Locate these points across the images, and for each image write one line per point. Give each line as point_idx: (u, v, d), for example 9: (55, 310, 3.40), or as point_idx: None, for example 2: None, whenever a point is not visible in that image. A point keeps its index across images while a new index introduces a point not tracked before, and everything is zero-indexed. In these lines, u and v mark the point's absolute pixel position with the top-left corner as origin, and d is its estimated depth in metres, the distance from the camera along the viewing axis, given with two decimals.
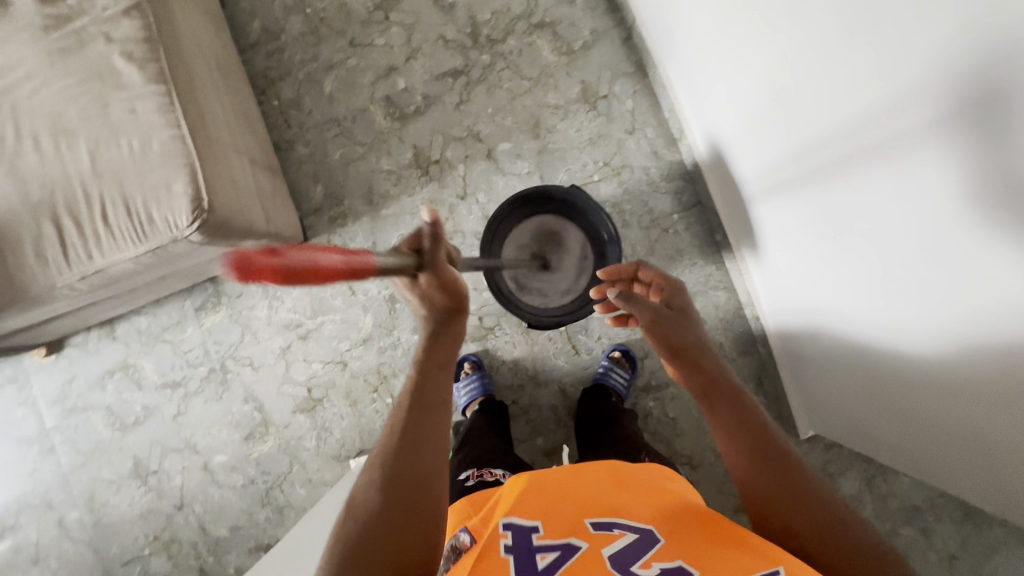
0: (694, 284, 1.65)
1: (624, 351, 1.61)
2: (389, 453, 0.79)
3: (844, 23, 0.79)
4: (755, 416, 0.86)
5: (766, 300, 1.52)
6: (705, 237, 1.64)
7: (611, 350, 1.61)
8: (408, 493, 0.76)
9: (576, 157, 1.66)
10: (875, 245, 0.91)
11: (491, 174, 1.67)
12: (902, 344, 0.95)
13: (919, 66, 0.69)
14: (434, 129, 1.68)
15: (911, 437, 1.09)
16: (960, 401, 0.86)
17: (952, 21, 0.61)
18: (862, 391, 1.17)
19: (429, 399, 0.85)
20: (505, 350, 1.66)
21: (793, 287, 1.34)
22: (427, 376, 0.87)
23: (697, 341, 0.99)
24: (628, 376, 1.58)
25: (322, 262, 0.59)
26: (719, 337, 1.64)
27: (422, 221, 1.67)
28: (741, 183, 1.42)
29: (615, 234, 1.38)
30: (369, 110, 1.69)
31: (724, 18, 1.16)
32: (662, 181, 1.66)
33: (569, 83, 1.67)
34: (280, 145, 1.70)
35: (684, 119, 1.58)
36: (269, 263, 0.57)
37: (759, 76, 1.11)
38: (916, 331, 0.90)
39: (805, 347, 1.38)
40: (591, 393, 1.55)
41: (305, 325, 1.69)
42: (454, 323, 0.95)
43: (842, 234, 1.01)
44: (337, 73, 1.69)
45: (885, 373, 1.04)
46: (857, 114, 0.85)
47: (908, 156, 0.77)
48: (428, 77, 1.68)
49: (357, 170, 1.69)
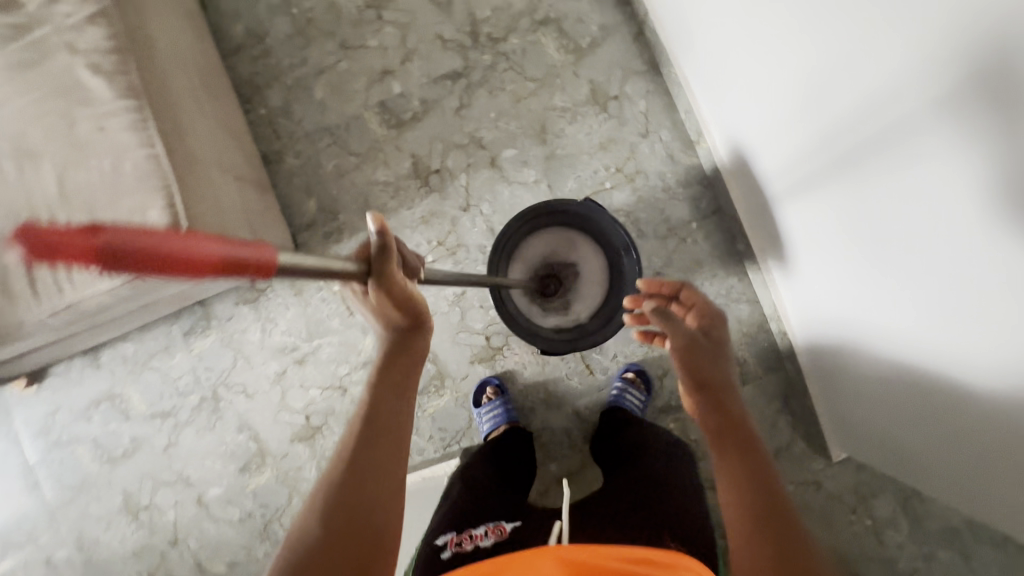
0: (715, 296, 1.54)
1: (639, 371, 1.51)
2: (338, 476, 0.82)
3: (874, 21, 0.73)
4: (769, 476, 0.84)
5: (795, 314, 1.42)
6: (726, 246, 1.53)
7: (625, 370, 1.52)
8: (353, 519, 0.78)
9: (586, 162, 1.55)
10: (911, 260, 0.84)
11: (496, 184, 1.56)
12: (943, 361, 0.87)
13: (959, 57, 0.63)
14: (432, 137, 1.57)
15: (952, 467, 1.00)
16: (1008, 436, 0.78)
17: (1003, 10, 0.55)
18: (901, 419, 1.07)
19: (384, 423, 0.88)
20: (516, 371, 1.56)
21: (819, 302, 1.25)
22: (380, 401, 0.90)
23: (728, 387, 0.99)
24: (644, 397, 1.48)
25: (166, 242, 0.41)
26: (743, 352, 1.54)
27: (422, 235, 1.56)
28: (764, 191, 1.33)
29: (636, 252, 1.30)
30: (362, 116, 1.57)
31: (743, 18, 1.09)
32: (679, 186, 1.55)
33: (577, 83, 1.55)
34: (268, 157, 1.59)
35: (702, 121, 1.48)
36: (80, 240, 0.37)
37: (780, 76, 1.04)
38: (957, 345, 0.82)
39: (839, 370, 1.27)
40: (607, 419, 1.44)
41: (301, 348, 1.59)
42: (415, 340, 0.99)
43: (870, 243, 0.94)
44: (328, 78, 1.58)
45: (923, 394, 0.96)
46: (890, 117, 0.78)
47: (942, 150, 0.71)
48: (425, 80, 1.57)
49: (352, 182, 1.58)
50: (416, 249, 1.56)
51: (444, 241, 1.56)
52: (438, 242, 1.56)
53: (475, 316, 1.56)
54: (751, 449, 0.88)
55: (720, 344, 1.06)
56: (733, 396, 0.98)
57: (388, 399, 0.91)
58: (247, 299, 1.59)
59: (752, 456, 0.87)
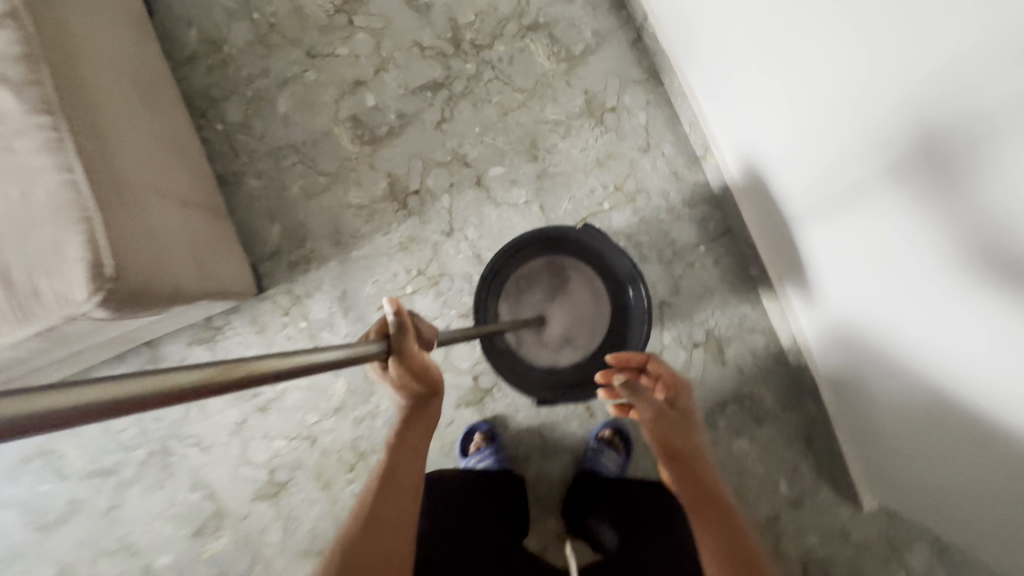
0: (727, 326, 1.39)
1: (616, 428, 1.36)
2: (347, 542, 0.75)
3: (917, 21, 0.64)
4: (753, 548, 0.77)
5: (818, 348, 1.27)
6: (738, 271, 1.39)
7: (601, 428, 1.36)
8: None
9: (581, 181, 1.40)
10: (963, 291, 0.74)
11: (482, 206, 1.40)
12: (976, 390, 0.78)
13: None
14: (410, 154, 1.41)
15: (1007, 528, 0.88)
16: None
17: None
18: (943, 467, 0.95)
19: (402, 483, 0.82)
20: (507, 415, 1.39)
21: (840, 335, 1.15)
22: (397, 460, 0.85)
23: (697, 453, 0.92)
24: (622, 460, 1.33)
25: None
26: (759, 388, 1.39)
27: (400, 263, 1.40)
28: (773, 221, 1.24)
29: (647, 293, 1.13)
30: (332, 132, 1.41)
31: (753, 27, 1.00)
32: (684, 206, 1.40)
33: (570, 94, 1.41)
34: (225, 178, 1.41)
35: (710, 135, 1.34)
36: None
37: (796, 91, 0.95)
38: (983, 369, 0.75)
39: (868, 412, 1.15)
40: (586, 486, 1.28)
41: (264, 394, 1.40)
42: (432, 408, 0.94)
43: (885, 262, 0.89)
44: (293, 90, 1.41)
45: (972, 442, 0.84)
46: (934, 132, 0.69)
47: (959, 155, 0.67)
48: (402, 91, 1.41)
49: (320, 205, 1.41)
50: (394, 279, 1.40)
51: (425, 270, 1.39)
52: (418, 271, 1.39)
53: (460, 354, 1.39)
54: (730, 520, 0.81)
55: (685, 413, 1.00)
56: (701, 466, 0.90)
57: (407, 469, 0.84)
58: (202, 338, 1.41)
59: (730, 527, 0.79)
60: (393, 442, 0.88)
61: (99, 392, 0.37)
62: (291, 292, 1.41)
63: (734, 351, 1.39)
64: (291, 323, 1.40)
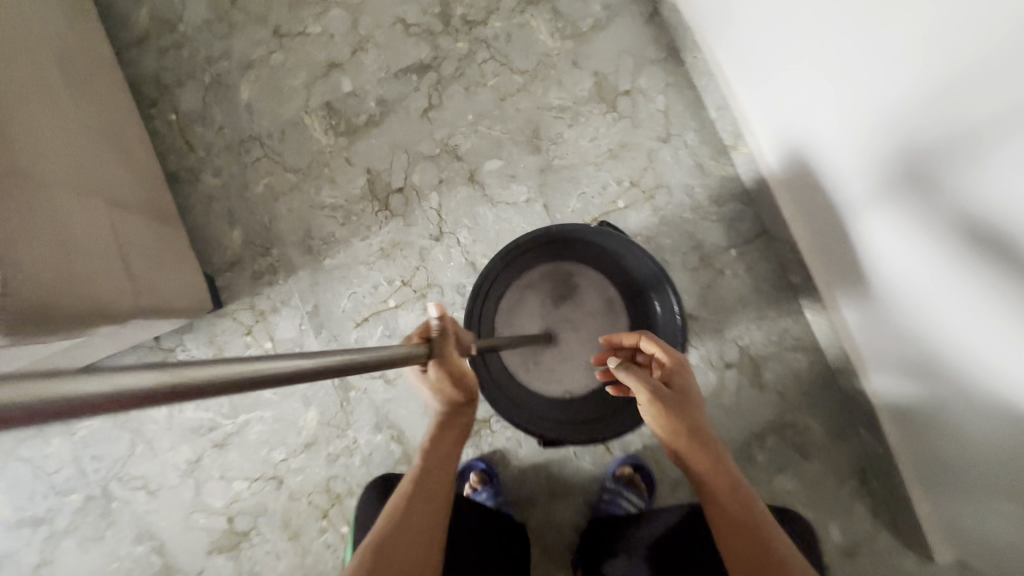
0: (763, 343, 1.19)
1: (637, 466, 1.15)
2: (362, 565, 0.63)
3: None
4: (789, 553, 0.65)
5: (876, 369, 1.05)
6: (775, 279, 1.19)
7: (619, 465, 1.15)
8: None
9: (591, 176, 1.21)
10: None
11: (476, 205, 1.20)
12: None
13: None
14: (393, 146, 1.21)
15: None
16: None
17: None
18: None
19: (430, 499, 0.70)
20: (507, 450, 1.18)
21: (896, 351, 0.96)
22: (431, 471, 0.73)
23: (707, 447, 0.75)
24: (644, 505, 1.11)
25: None
26: (803, 417, 1.18)
27: (381, 272, 1.20)
28: (815, 214, 1.05)
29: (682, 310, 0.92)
30: (302, 121, 1.22)
31: None
32: (712, 204, 1.21)
33: (577, 75, 1.22)
34: (179, 176, 1.22)
35: (741, 119, 1.14)
36: None
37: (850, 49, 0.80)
38: None
39: (941, 437, 0.93)
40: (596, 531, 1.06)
41: (221, 427, 1.20)
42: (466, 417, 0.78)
43: (970, 247, 0.71)
44: (257, 74, 1.22)
45: None
46: None
47: (959, 160, 0.70)
48: (383, 74, 1.22)
49: (288, 206, 1.21)
50: (373, 291, 1.20)
51: (410, 281, 1.20)
52: (401, 282, 1.20)
53: None
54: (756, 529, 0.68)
55: (686, 394, 0.79)
56: (712, 465, 0.74)
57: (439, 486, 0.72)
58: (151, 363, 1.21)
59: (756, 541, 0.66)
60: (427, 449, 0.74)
61: (139, 380, 0.32)
62: (254, 308, 1.21)
63: (773, 373, 1.18)
64: (254, 343, 1.20)
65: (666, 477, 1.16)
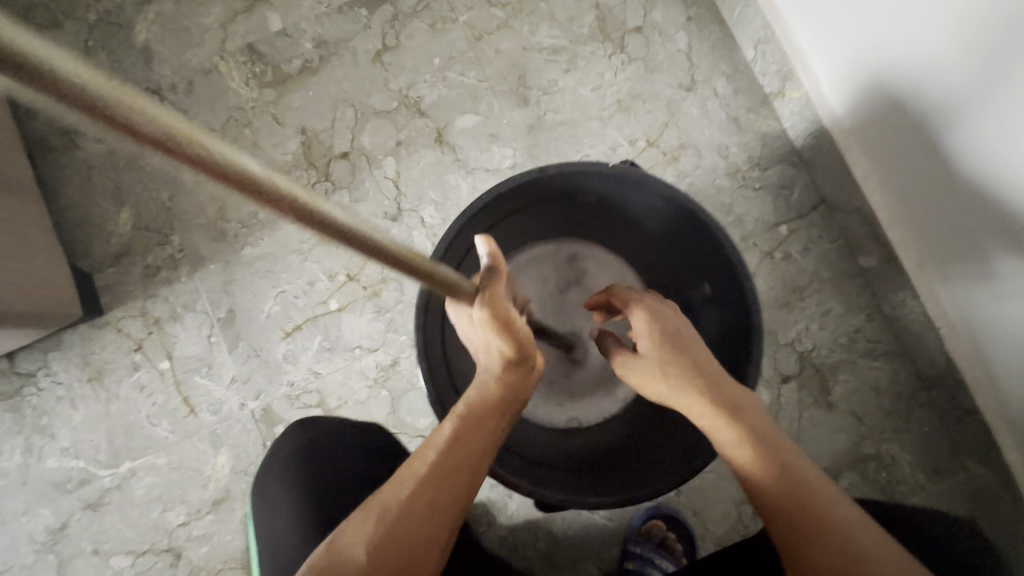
0: (830, 348, 0.89)
1: (671, 518, 0.83)
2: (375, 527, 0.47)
3: None
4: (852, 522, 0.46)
5: (996, 377, 0.76)
6: (840, 262, 0.91)
7: (647, 516, 0.83)
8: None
9: (595, 134, 0.93)
10: None
11: (445, 173, 0.91)
12: None
13: None
14: (335, 100, 0.93)
15: None
16: None
17: None
18: None
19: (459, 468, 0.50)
20: (491, 502, 0.86)
21: (1010, 338, 0.71)
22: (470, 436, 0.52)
23: (720, 399, 0.55)
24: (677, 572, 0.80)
25: None
26: (889, 447, 0.87)
27: (319, 264, 0.90)
28: (890, 170, 0.79)
29: (754, 295, 0.61)
30: (215, 69, 0.93)
31: None
32: (752, 168, 0.93)
33: (574, 9, 0.95)
34: (52, 143, 0.92)
35: (790, 52, 0.87)
36: None
37: None
38: None
39: None
40: None
41: (97, 481, 0.87)
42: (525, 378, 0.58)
43: None
44: (159, 10, 0.94)
45: None
46: None
47: (945, 135, 0.68)
48: (322, 8, 0.94)
49: (197, 180, 0.92)
50: (309, 290, 0.89)
51: (358, 275, 0.89)
52: (346, 277, 0.89)
53: (414, 406, 0.87)
54: (801, 493, 0.48)
55: (675, 343, 0.59)
56: (727, 420, 0.54)
57: (470, 459, 0.51)
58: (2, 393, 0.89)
59: (803, 515, 0.47)
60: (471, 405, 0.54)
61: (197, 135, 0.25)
62: (146, 314, 0.90)
63: (844, 388, 0.89)
64: (145, 363, 0.89)
65: (711, 537, 0.83)
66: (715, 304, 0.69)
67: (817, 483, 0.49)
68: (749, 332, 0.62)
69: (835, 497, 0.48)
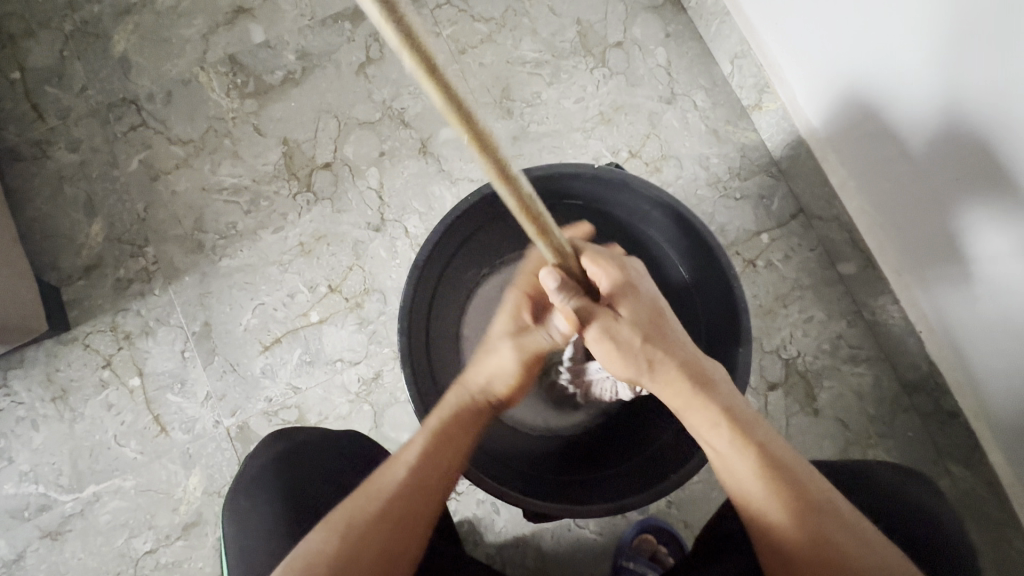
0: (814, 355, 0.90)
1: (664, 533, 0.80)
2: (349, 534, 0.47)
3: None
4: (830, 511, 0.45)
5: (975, 377, 0.77)
6: (819, 269, 0.92)
7: (640, 532, 0.81)
8: None
9: (579, 145, 0.94)
10: None
11: (430, 184, 0.91)
12: None
13: None
14: (318, 111, 0.92)
15: None
16: None
17: None
18: None
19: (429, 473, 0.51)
20: (477, 519, 0.83)
21: (970, 333, 0.75)
22: (440, 442, 0.53)
23: (692, 377, 0.52)
24: None
25: None
26: (875, 453, 0.87)
27: (300, 276, 0.88)
28: (875, 169, 0.78)
29: (741, 294, 0.62)
30: (196, 80, 0.92)
31: None
32: (732, 178, 0.95)
33: (556, 25, 0.97)
34: (22, 152, 0.90)
35: (766, 66, 0.89)
36: None
37: None
38: None
39: None
40: None
41: (57, 507, 0.82)
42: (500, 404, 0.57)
43: None
44: (138, 21, 0.93)
45: None
46: None
47: (902, 149, 0.72)
48: (305, 21, 0.94)
49: (173, 190, 0.90)
50: (289, 301, 0.87)
51: (340, 286, 0.87)
52: (328, 288, 0.87)
53: (397, 420, 0.84)
54: (778, 483, 0.47)
55: (647, 318, 0.53)
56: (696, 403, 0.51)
57: (443, 479, 0.51)
58: None
59: (778, 510, 0.46)
60: (444, 418, 0.54)
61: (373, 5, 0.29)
62: (116, 329, 0.86)
63: (830, 394, 0.89)
64: (113, 380, 0.85)
65: None
66: (703, 306, 0.69)
67: (793, 471, 0.48)
68: (737, 333, 0.63)
69: (810, 480, 0.48)
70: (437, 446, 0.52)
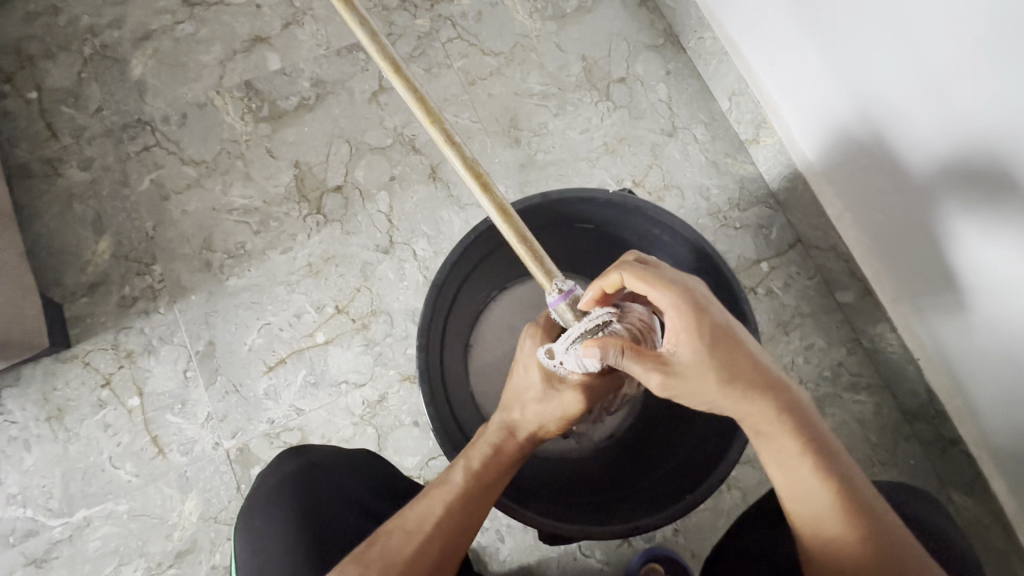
0: (815, 382, 0.92)
1: (669, 559, 0.78)
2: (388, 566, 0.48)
3: None
4: (894, 534, 0.46)
5: (972, 406, 0.79)
6: (817, 298, 0.95)
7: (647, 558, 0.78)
8: None
9: (584, 174, 0.97)
10: None
11: (439, 208, 0.92)
12: None
13: None
14: (330, 135, 0.94)
15: None
16: None
17: None
18: None
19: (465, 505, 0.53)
20: (482, 547, 0.81)
21: (965, 361, 0.77)
22: (482, 478, 0.55)
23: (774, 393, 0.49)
24: None
25: None
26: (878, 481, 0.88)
27: (308, 296, 0.88)
28: (876, 197, 0.80)
29: (751, 318, 0.62)
30: (211, 103, 0.94)
31: None
32: (732, 209, 0.98)
33: (562, 60, 1.02)
34: (34, 170, 0.90)
35: (762, 102, 0.93)
36: None
37: (845, 38, 0.73)
38: None
39: None
40: None
41: (44, 531, 0.79)
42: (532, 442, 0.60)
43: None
44: (157, 46, 0.96)
45: None
46: None
47: (896, 186, 0.76)
48: (321, 51, 0.97)
49: (183, 210, 0.90)
50: (296, 321, 0.87)
51: (347, 307, 0.88)
52: (335, 309, 0.88)
53: (402, 444, 0.83)
54: (851, 508, 0.46)
55: (722, 335, 0.48)
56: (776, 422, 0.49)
57: (477, 513, 0.54)
58: None
59: (846, 530, 0.46)
60: (485, 453, 0.56)
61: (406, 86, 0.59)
62: (117, 346, 0.85)
63: (831, 421, 0.90)
64: (111, 398, 0.83)
65: None
66: None
67: (863, 495, 0.48)
68: None
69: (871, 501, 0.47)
70: (479, 481, 0.55)
